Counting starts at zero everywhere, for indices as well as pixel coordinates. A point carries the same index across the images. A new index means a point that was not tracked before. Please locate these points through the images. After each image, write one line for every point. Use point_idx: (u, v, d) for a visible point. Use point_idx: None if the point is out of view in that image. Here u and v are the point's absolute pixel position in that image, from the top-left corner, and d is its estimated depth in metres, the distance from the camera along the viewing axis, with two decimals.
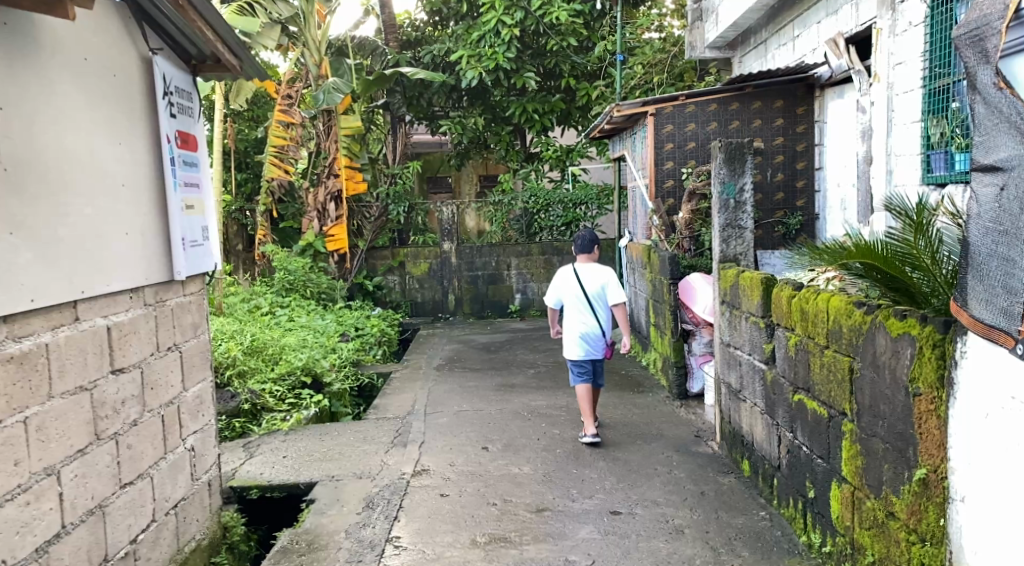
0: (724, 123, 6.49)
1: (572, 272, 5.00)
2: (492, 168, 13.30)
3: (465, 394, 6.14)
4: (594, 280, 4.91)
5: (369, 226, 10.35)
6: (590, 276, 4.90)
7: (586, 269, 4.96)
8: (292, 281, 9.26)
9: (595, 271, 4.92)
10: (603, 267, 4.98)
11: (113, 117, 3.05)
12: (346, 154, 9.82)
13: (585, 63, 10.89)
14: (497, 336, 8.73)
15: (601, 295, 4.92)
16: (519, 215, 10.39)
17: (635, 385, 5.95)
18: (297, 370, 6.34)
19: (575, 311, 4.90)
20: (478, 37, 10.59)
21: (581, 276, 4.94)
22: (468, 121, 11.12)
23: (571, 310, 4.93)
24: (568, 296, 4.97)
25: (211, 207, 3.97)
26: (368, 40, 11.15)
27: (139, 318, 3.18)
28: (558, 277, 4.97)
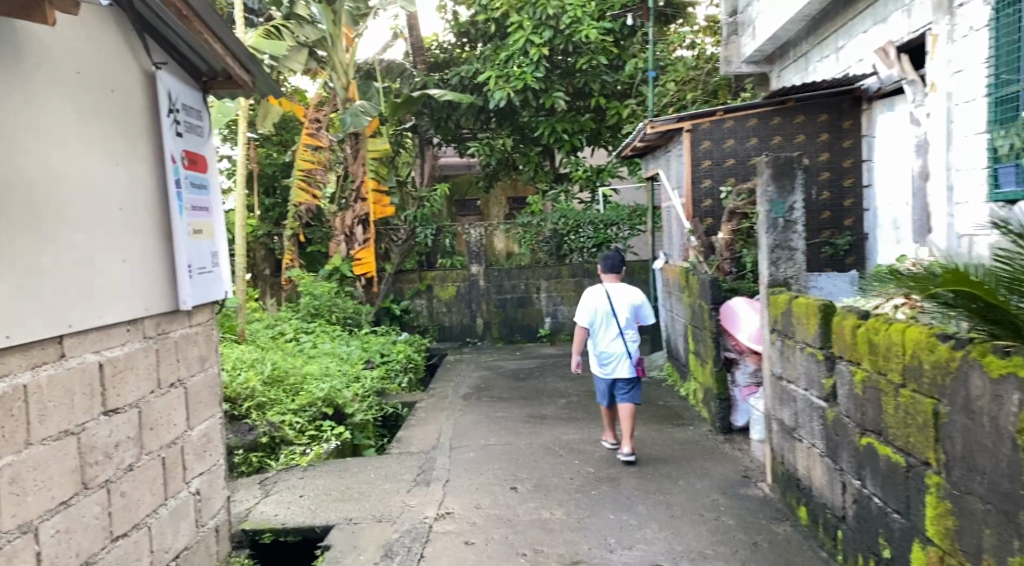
0: (765, 138, 6.17)
1: (602, 292, 5.02)
2: (522, 189, 13.08)
3: (493, 426, 5.82)
4: (625, 299, 4.98)
5: (396, 250, 10.12)
6: (622, 294, 4.97)
7: (616, 288, 5.01)
8: (318, 306, 8.98)
9: (627, 291, 5.00)
10: (631, 288, 5.08)
11: (109, 136, 2.82)
12: (373, 177, 9.64)
13: (615, 81, 10.62)
14: (527, 362, 8.42)
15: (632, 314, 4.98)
16: (548, 237, 10.09)
17: (674, 417, 5.60)
18: (319, 401, 6.07)
19: (609, 329, 4.91)
20: (505, 58, 10.40)
21: (612, 295, 4.99)
22: (496, 141, 10.89)
23: (603, 328, 4.92)
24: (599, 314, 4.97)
25: (222, 231, 3.73)
26: (396, 63, 11.12)
27: (137, 353, 2.92)
28: (590, 295, 4.97)
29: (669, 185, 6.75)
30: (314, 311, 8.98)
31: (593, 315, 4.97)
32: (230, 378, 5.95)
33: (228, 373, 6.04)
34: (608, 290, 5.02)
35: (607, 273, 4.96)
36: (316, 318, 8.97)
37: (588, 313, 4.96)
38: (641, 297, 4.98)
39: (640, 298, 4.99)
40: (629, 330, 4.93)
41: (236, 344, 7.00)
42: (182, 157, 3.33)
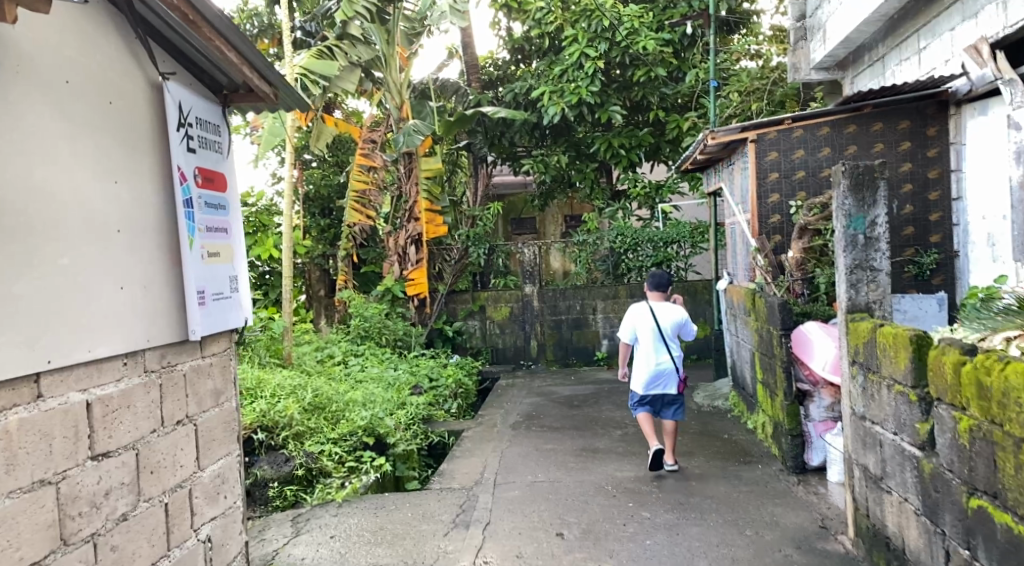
0: (838, 148, 5.65)
1: (646, 309, 5.17)
2: (578, 206, 12.67)
3: (542, 460, 5.42)
4: (668, 316, 5.11)
5: (449, 270, 9.85)
6: (665, 311, 5.10)
7: (660, 307, 5.14)
8: (367, 328, 8.75)
9: (670, 308, 5.12)
10: (675, 306, 5.20)
11: (108, 151, 2.56)
12: (427, 197, 9.40)
13: (675, 94, 10.13)
14: (583, 387, 7.99)
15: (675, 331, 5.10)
16: (605, 255, 9.64)
17: (741, 454, 5.11)
18: (359, 431, 5.77)
19: (650, 345, 5.05)
20: (560, 72, 10.04)
21: (656, 312, 5.12)
22: (551, 158, 10.53)
23: (645, 344, 5.08)
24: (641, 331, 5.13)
25: (241, 254, 3.45)
26: (450, 81, 10.83)
27: (135, 390, 2.65)
28: (634, 312, 5.13)
29: (733, 200, 6.28)
30: (363, 333, 8.73)
31: (636, 332, 5.13)
32: (270, 405, 5.71)
33: (267, 399, 5.82)
34: (652, 308, 5.16)
35: (650, 290, 5.11)
36: (366, 340, 8.71)
37: (631, 330, 5.13)
38: (683, 314, 5.10)
39: (683, 315, 5.11)
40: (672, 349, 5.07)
41: (279, 370, 6.80)
42: (196, 174, 3.06)
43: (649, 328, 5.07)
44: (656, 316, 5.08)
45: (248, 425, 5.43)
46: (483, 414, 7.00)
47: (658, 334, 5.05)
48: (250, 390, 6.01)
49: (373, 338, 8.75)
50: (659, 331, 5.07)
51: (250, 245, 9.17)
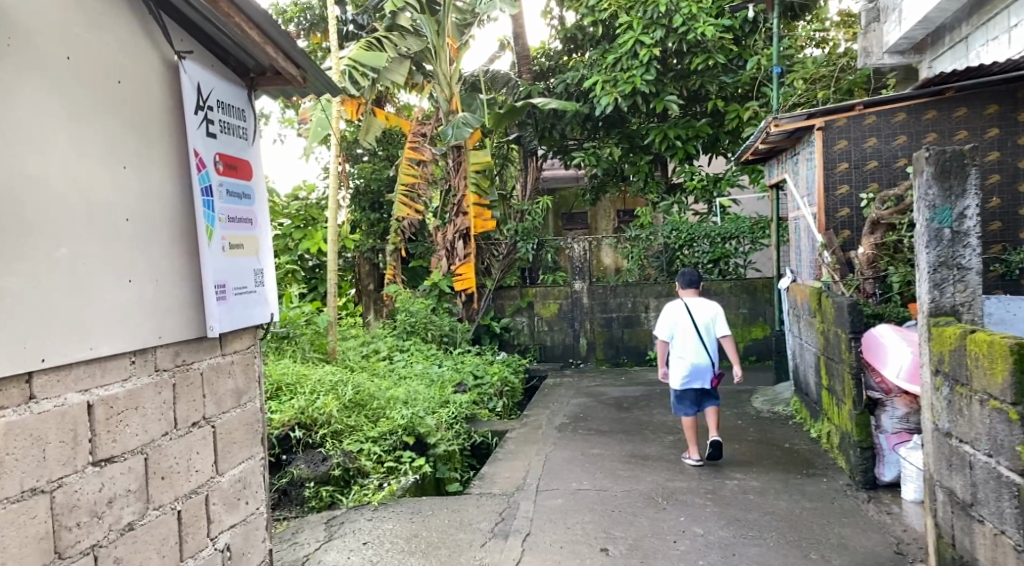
0: (916, 136, 5.22)
1: (680, 307, 5.31)
2: (632, 201, 12.30)
3: (589, 466, 5.14)
4: (703, 313, 5.24)
5: (497, 265, 9.62)
6: (701, 308, 5.24)
7: (695, 304, 5.28)
8: (413, 323, 8.56)
9: (704, 304, 5.26)
10: (709, 303, 5.35)
11: (116, 135, 2.39)
12: (475, 191, 9.16)
13: (735, 83, 9.67)
14: (633, 388, 7.67)
15: (711, 326, 5.22)
16: (659, 251, 9.27)
17: (804, 466, 4.75)
18: (399, 429, 5.52)
19: (688, 340, 5.18)
20: (613, 61, 9.66)
21: (691, 308, 5.26)
22: (603, 151, 10.18)
23: (683, 339, 5.21)
24: (677, 327, 5.26)
25: (267, 246, 3.26)
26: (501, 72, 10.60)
27: (144, 390, 2.48)
28: (669, 309, 5.27)
29: (797, 193, 5.85)
30: (409, 328, 8.53)
31: (672, 328, 5.26)
32: (309, 402, 5.50)
33: (306, 395, 5.61)
34: (687, 305, 5.30)
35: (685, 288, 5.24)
36: (412, 335, 8.52)
37: (667, 326, 5.26)
38: (718, 310, 5.24)
39: (717, 311, 5.25)
40: (709, 344, 5.18)
41: (323, 365, 6.57)
42: (217, 160, 2.88)
43: (686, 324, 5.20)
44: (692, 312, 5.21)
45: (286, 422, 5.25)
46: (528, 414, 6.74)
47: (695, 329, 5.17)
48: (290, 387, 5.76)
49: (418, 333, 8.55)
50: (696, 326, 5.19)
51: (298, 238, 9.08)
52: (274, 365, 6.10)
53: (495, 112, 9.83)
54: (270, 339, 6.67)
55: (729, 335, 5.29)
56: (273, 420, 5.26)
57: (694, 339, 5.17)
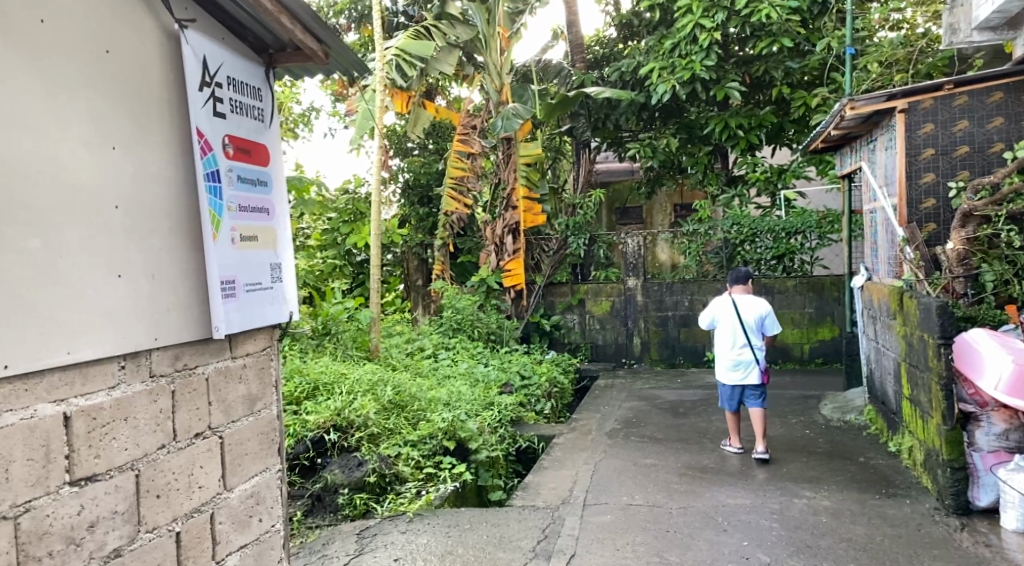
0: (1013, 119, 4.68)
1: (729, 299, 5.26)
2: (690, 194, 11.77)
3: (641, 478, 4.75)
4: (748, 309, 5.14)
5: (546, 261, 9.26)
6: (745, 305, 5.14)
7: (742, 301, 5.18)
8: (459, 319, 8.26)
9: (751, 302, 5.14)
10: (759, 299, 5.19)
11: (104, 110, 2.13)
12: (525, 184, 8.82)
13: (802, 68, 9.06)
14: (690, 392, 7.23)
15: (757, 324, 5.10)
16: (719, 247, 8.76)
17: (883, 485, 4.28)
18: (439, 434, 5.17)
19: (728, 336, 5.14)
20: (671, 46, 9.13)
21: (736, 306, 5.17)
22: (660, 141, 9.69)
23: (725, 336, 5.18)
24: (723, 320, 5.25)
25: (283, 239, 2.97)
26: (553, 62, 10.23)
27: (138, 399, 2.22)
28: (715, 302, 5.24)
29: (875, 182, 5.32)
30: (455, 325, 8.22)
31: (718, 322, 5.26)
32: (346, 403, 5.21)
33: (343, 396, 5.31)
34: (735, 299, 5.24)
35: (730, 284, 5.22)
36: (458, 333, 8.22)
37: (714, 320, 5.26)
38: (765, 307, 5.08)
39: (765, 308, 5.10)
40: (753, 342, 5.09)
41: (364, 363, 6.24)
42: (226, 142, 2.60)
43: (729, 320, 5.15)
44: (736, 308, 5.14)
45: (321, 423, 4.98)
46: (577, 418, 6.37)
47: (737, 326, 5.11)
48: (327, 387, 5.48)
49: (465, 331, 8.24)
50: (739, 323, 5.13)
51: (345, 232, 8.86)
52: (312, 364, 5.83)
53: (547, 102, 9.44)
54: (310, 336, 6.42)
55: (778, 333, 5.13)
56: (308, 422, 4.99)
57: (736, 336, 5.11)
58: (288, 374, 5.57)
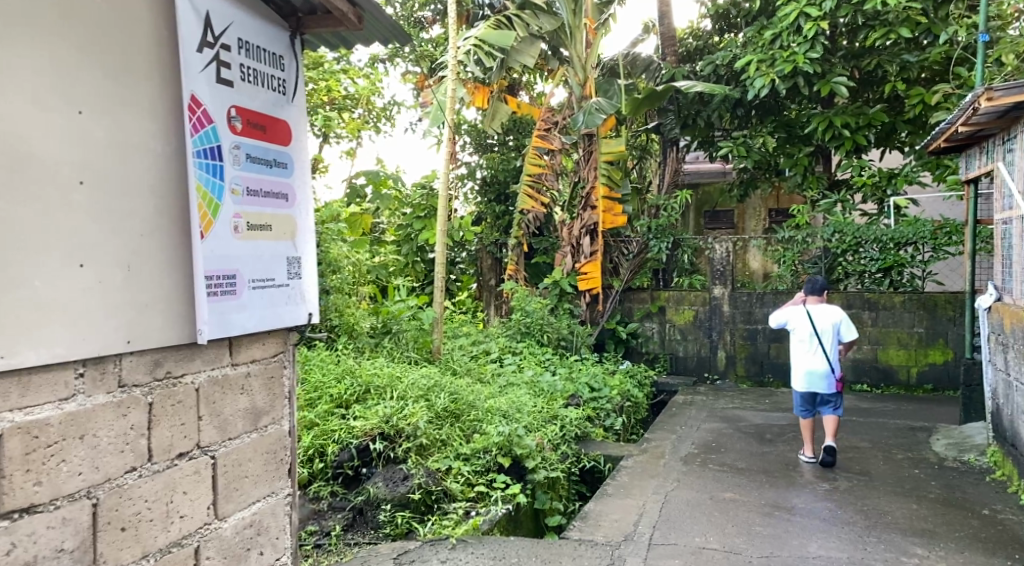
0: None
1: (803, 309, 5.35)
2: (787, 198, 10.99)
3: (718, 515, 4.17)
4: (825, 319, 5.22)
5: (625, 265, 8.69)
6: (822, 315, 5.22)
7: (818, 311, 5.26)
8: (529, 324, 7.81)
9: (827, 312, 5.22)
10: (833, 309, 5.28)
11: (67, 65, 1.79)
12: (605, 183, 8.18)
13: (921, 62, 8.14)
14: (779, 415, 6.55)
15: (832, 332, 5.19)
16: (818, 256, 7.98)
17: (1016, 548, 3.57)
18: (493, 448, 4.73)
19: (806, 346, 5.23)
20: (771, 37, 8.34)
21: (812, 315, 5.26)
22: (755, 141, 8.94)
23: (801, 345, 5.27)
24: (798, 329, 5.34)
25: (306, 231, 2.60)
26: (641, 56, 9.72)
27: (103, 413, 1.87)
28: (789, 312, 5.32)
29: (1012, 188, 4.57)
30: (524, 329, 7.81)
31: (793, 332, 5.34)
32: (395, 409, 4.86)
33: (393, 402, 4.94)
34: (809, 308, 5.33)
35: (806, 294, 5.28)
36: (526, 336, 7.79)
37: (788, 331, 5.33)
38: (840, 316, 5.17)
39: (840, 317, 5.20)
40: (830, 350, 5.16)
41: (421, 366, 5.84)
42: (230, 113, 2.25)
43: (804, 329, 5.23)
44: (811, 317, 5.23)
45: (367, 431, 4.64)
46: (649, 438, 5.82)
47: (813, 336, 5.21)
48: (378, 390, 5.11)
49: (534, 335, 7.79)
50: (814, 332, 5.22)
51: (418, 228, 8.41)
52: (367, 364, 5.49)
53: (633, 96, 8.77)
54: (369, 334, 6.08)
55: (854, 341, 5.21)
56: (354, 428, 4.66)
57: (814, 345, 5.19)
58: (339, 376, 5.23)
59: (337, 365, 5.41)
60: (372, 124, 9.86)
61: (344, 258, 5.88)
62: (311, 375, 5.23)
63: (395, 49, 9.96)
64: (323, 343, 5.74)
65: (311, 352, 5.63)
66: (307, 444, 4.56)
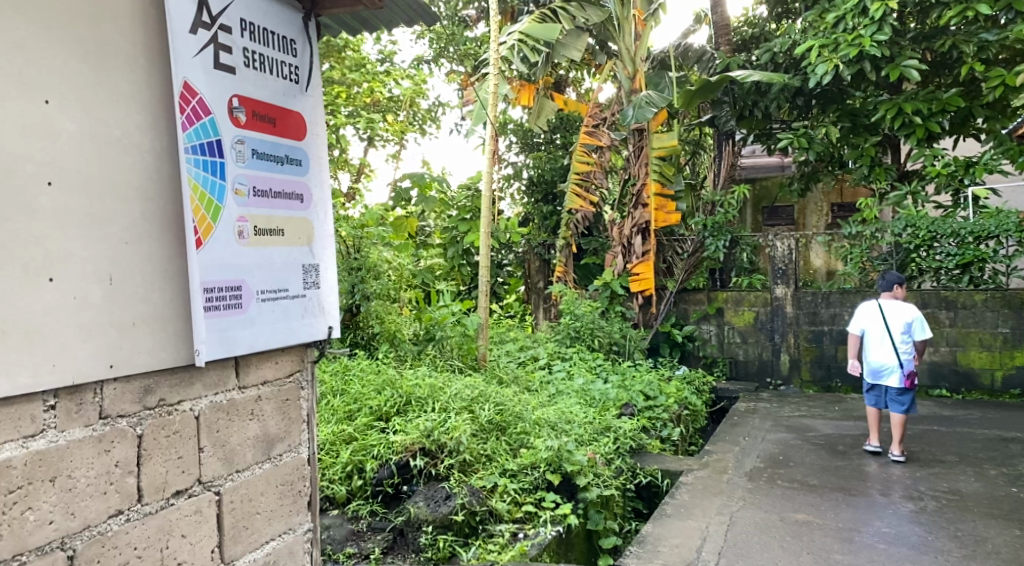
0: None
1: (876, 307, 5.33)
2: (851, 192, 10.46)
3: (791, 540, 3.78)
4: (897, 316, 5.16)
5: (680, 265, 8.27)
6: (894, 312, 5.16)
7: (890, 307, 5.21)
8: (578, 328, 7.45)
9: (899, 308, 5.16)
10: (907, 306, 5.21)
11: (28, 48, 1.55)
12: (657, 179, 7.78)
13: (1000, 40, 7.50)
14: (851, 423, 6.08)
15: (905, 330, 5.13)
16: (888, 252, 7.41)
17: None
18: (541, 465, 4.41)
19: (877, 342, 5.20)
20: (834, 20, 7.73)
21: (885, 311, 5.22)
22: (817, 132, 8.40)
23: (874, 341, 5.24)
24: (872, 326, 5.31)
25: (325, 235, 2.33)
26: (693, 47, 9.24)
27: (79, 452, 1.62)
28: (862, 309, 5.32)
29: None
30: (573, 334, 7.45)
31: (866, 328, 5.31)
32: (438, 422, 4.54)
33: (435, 414, 4.65)
34: (883, 305, 5.28)
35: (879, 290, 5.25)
36: (576, 342, 7.42)
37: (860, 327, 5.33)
38: (913, 314, 5.09)
39: (915, 314, 5.11)
40: (902, 348, 5.10)
41: (464, 374, 5.54)
42: (232, 103, 1.98)
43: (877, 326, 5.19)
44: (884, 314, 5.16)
45: (407, 446, 4.35)
46: (710, 451, 5.42)
47: (885, 333, 5.16)
48: (419, 402, 4.83)
49: (584, 339, 7.42)
50: (887, 329, 5.17)
51: (464, 231, 8.12)
52: (409, 373, 5.23)
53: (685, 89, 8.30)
54: (412, 342, 5.81)
55: (929, 338, 5.13)
56: (394, 443, 4.38)
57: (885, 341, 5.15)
58: (378, 387, 4.96)
59: (378, 375, 5.14)
60: (416, 126, 9.63)
61: (385, 263, 5.62)
62: (349, 387, 4.98)
63: (438, 48, 9.72)
64: (363, 353, 5.49)
65: (351, 361, 5.39)
66: (343, 461, 4.30)
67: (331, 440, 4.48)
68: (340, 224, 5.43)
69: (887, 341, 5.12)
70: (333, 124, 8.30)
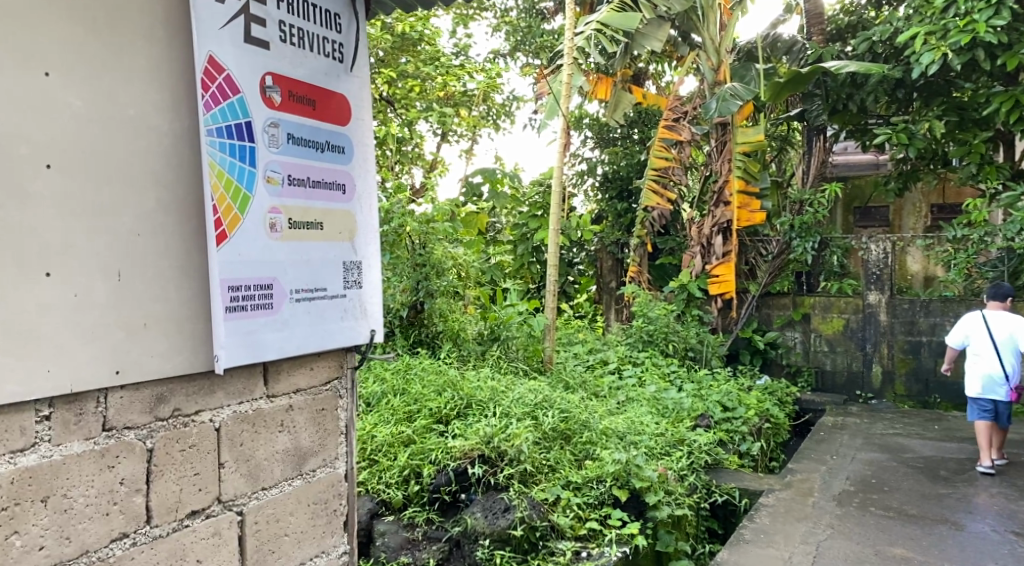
0: None
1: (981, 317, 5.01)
2: (954, 192, 9.71)
3: None
4: (1002, 326, 4.83)
5: (763, 267, 7.79)
6: (1000, 322, 4.83)
7: (996, 317, 4.88)
8: (652, 331, 7.10)
9: (1006, 318, 4.83)
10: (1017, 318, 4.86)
11: (29, 16, 1.39)
12: (741, 177, 7.27)
13: None
14: (953, 445, 5.55)
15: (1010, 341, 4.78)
16: (999, 257, 6.75)
17: None
18: (607, 479, 4.11)
19: (978, 352, 4.88)
20: (944, 5, 7.10)
21: (989, 321, 4.89)
22: (919, 126, 7.75)
23: (975, 352, 4.92)
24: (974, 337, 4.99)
25: (369, 230, 2.12)
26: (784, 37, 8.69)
27: (75, 469, 1.47)
28: (964, 318, 5.02)
29: None
30: (646, 337, 7.09)
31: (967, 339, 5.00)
32: (498, 428, 4.29)
33: (496, 418, 4.41)
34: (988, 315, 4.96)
35: (986, 300, 4.94)
36: (649, 346, 7.05)
37: (961, 335, 5.01)
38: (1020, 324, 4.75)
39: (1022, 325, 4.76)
40: (1006, 359, 4.76)
41: (529, 378, 5.26)
42: (265, 82, 1.79)
43: (978, 336, 4.88)
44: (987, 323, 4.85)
45: (466, 452, 4.11)
46: (793, 470, 5.02)
47: (987, 343, 4.83)
48: (480, 405, 4.58)
49: (657, 344, 7.05)
50: (990, 339, 4.84)
51: (535, 227, 7.86)
52: (471, 375, 5.00)
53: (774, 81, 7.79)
54: (476, 341, 5.59)
55: None
56: (453, 448, 4.16)
57: (987, 352, 4.83)
58: (439, 389, 4.74)
59: (439, 375, 4.93)
60: (489, 121, 9.42)
61: (449, 261, 5.41)
62: (410, 386, 4.79)
63: (513, 41, 9.47)
64: (425, 352, 5.30)
65: (413, 360, 5.20)
66: (400, 465, 4.11)
67: (389, 442, 4.29)
68: (405, 218, 5.24)
69: (988, 351, 4.79)
70: (405, 118, 8.17)
